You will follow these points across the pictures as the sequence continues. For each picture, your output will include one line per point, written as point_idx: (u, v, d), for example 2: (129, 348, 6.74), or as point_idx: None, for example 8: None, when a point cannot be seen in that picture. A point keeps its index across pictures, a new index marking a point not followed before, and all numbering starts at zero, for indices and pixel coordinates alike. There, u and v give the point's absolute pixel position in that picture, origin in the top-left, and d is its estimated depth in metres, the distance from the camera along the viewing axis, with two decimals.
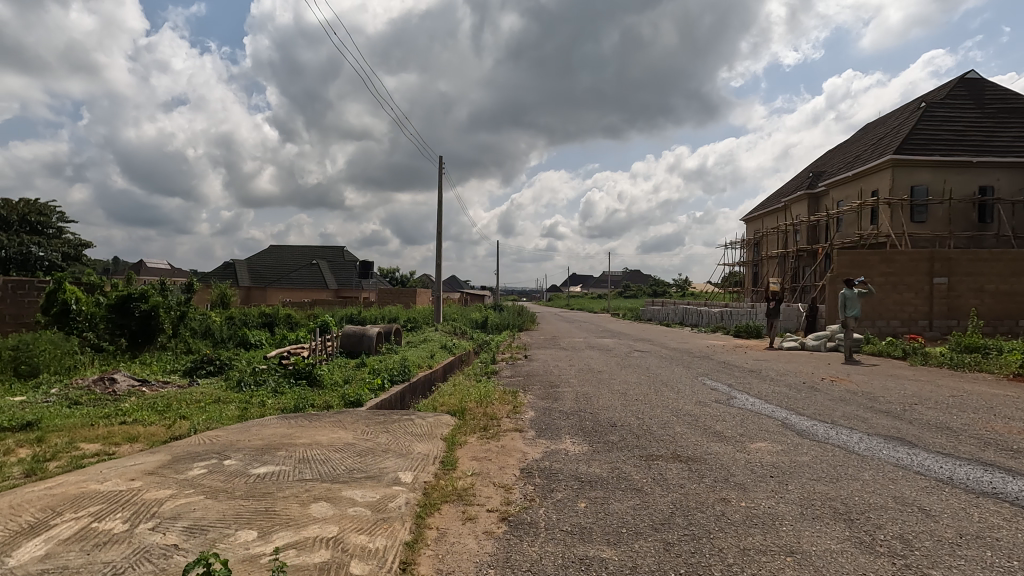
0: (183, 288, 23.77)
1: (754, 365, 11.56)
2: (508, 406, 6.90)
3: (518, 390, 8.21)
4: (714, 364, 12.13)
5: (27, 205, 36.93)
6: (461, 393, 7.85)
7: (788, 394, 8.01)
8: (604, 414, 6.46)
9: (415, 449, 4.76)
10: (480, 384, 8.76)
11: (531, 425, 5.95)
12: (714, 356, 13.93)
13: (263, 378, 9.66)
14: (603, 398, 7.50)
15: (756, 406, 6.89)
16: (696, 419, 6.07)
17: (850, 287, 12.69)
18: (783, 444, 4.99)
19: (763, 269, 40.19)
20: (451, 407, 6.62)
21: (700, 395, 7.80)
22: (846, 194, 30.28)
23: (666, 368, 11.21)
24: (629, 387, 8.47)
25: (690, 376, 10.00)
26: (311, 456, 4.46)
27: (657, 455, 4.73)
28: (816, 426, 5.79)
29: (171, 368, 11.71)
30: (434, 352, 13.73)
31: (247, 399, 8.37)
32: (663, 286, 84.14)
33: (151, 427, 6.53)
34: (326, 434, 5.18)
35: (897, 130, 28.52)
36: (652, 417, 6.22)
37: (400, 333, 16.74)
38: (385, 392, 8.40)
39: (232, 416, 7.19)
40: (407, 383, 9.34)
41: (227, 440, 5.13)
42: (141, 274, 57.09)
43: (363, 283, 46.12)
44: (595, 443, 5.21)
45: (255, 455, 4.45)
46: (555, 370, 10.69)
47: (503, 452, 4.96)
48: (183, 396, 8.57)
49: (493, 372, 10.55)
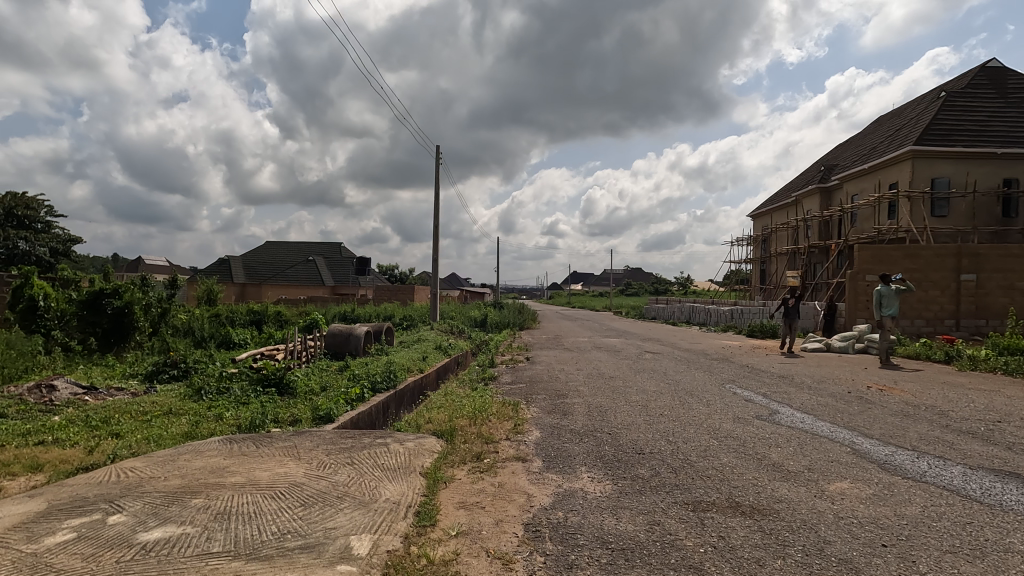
0: (167, 283, 22.47)
1: (786, 371, 10.28)
2: (508, 425, 5.70)
3: (519, 402, 6.98)
4: (739, 369, 10.87)
5: (14, 198, 35.72)
6: (452, 407, 6.61)
7: (839, 408, 6.78)
8: (627, 436, 5.24)
9: (382, 494, 3.53)
10: (476, 395, 7.51)
11: (537, 452, 4.74)
12: (734, 359, 12.69)
13: (228, 385, 8.39)
14: (621, 413, 6.28)
15: (809, 425, 5.67)
16: (743, 444, 4.85)
17: (886, 283, 11.36)
18: (873, 485, 3.77)
19: (772, 266, 38.92)
20: (438, 428, 5.39)
21: (735, 408, 6.58)
22: (862, 187, 28.99)
23: (687, 374, 9.97)
24: (650, 398, 7.24)
25: (716, 384, 8.76)
26: (236, 507, 3.24)
27: (709, 503, 3.52)
28: (898, 456, 4.56)
29: (134, 372, 10.44)
30: (427, 354, 12.53)
31: (203, 411, 7.12)
32: (666, 285, 82.82)
33: (68, 450, 5.29)
34: (269, 469, 3.96)
35: (916, 121, 27.25)
36: (687, 441, 5.00)
37: (391, 332, 15.52)
38: (364, 404, 7.17)
39: (176, 434, 5.95)
40: (391, 392, 8.12)
41: (137, 477, 3.89)
42: (136, 271, 56.04)
43: (360, 280, 44.82)
44: (622, 482, 4.00)
45: (156, 507, 3.23)
46: (560, 377, 9.43)
47: (501, 496, 3.74)
48: (129, 408, 7.33)
49: (491, 379, 9.31)
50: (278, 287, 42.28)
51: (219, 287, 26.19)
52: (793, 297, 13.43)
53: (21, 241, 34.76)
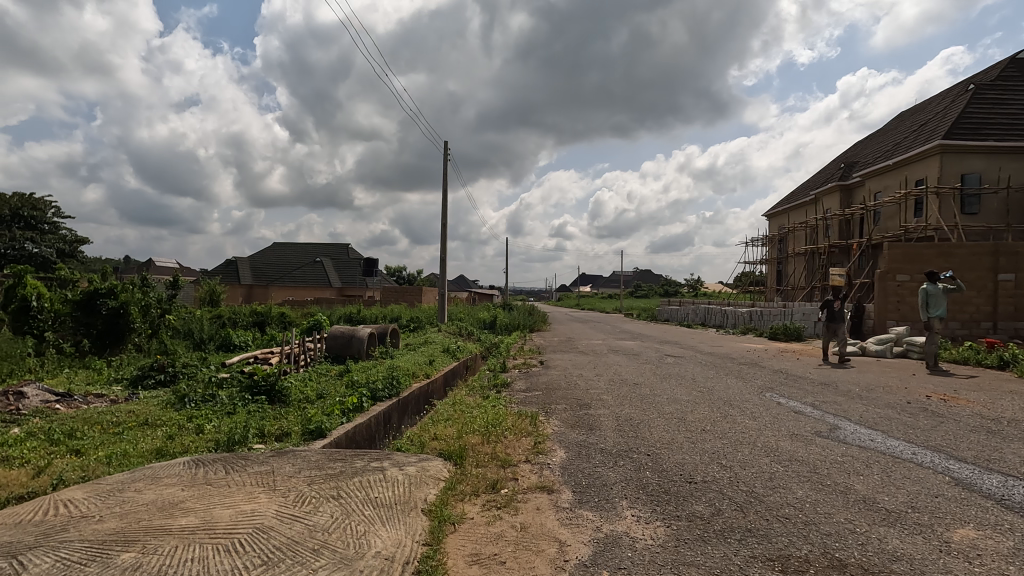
0: (168, 284, 21.85)
1: (828, 378, 9.35)
2: (527, 443, 4.86)
3: (537, 414, 6.13)
4: (774, 375, 9.95)
5: (21, 199, 35.40)
6: (461, 420, 5.77)
7: (905, 422, 5.90)
8: (670, 458, 4.40)
9: (373, 546, 2.70)
10: (487, 406, 6.65)
11: (566, 481, 3.91)
12: (764, 364, 11.81)
13: (215, 392, 7.61)
14: (656, 428, 5.44)
15: (882, 445, 4.79)
16: (815, 470, 3.99)
17: (932, 281, 10.35)
18: (1011, 535, 2.89)
19: (789, 267, 37.81)
20: (444, 447, 4.58)
21: (787, 422, 5.71)
22: (885, 184, 27.91)
23: (719, 381, 9.09)
24: (684, 409, 6.39)
25: (753, 392, 7.87)
26: (175, 568, 2.42)
27: (803, 560, 2.66)
28: (1014, 489, 3.67)
29: (119, 377, 9.69)
30: (434, 358, 11.75)
31: (183, 423, 6.33)
32: (676, 287, 81.73)
33: (14, 472, 4.51)
34: (234, 508, 3.13)
35: (943, 115, 26.16)
36: (746, 466, 4.14)
37: (396, 334, 14.75)
38: (362, 414, 6.37)
39: (146, 451, 5.17)
40: (393, 401, 7.32)
41: (67, 516, 3.08)
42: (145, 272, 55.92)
43: (367, 281, 44.19)
44: (677, 524, 3.16)
45: (69, 567, 2.42)
46: (579, 384, 8.56)
47: (525, 545, 2.92)
48: (102, 418, 6.54)
49: (504, 386, 8.46)
50: (285, 289, 41.79)
51: (222, 288, 25.54)
52: (835, 298, 12.08)
53: (28, 242, 34.52)
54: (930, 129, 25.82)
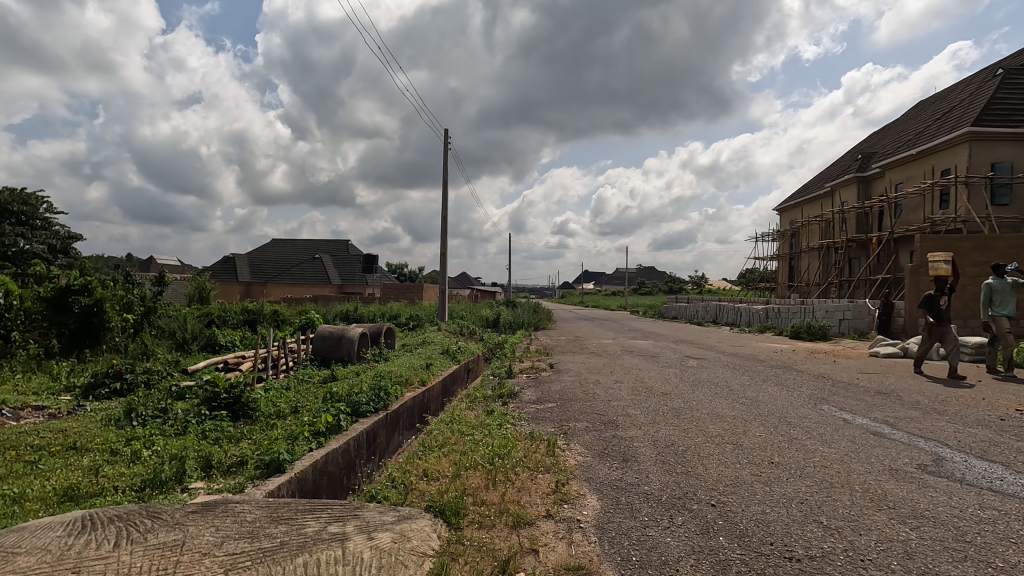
0: (154, 280, 20.62)
1: (883, 385, 8.15)
2: (545, 486, 3.68)
3: (554, 437, 4.96)
4: (818, 381, 8.75)
5: (11, 193, 34.13)
6: (459, 447, 4.59)
7: (1019, 449, 4.68)
8: (745, 513, 3.19)
9: None
10: (491, 424, 5.47)
11: (608, 556, 2.71)
12: (799, 367, 10.68)
13: (168, 406, 6.42)
14: (711, 459, 4.24)
15: (1022, 488, 3.58)
16: (966, 540, 2.78)
17: (998, 275, 8.88)
18: None
19: (802, 262, 36.61)
20: (435, 496, 3.38)
21: (873, 450, 4.51)
22: (907, 175, 26.63)
23: (759, 388, 7.89)
24: (734, 430, 5.19)
25: (805, 404, 6.67)
26: None
27: None
28: None
29: (71, 385, 8.45)
30: (433, 360, 10.65)
31: (116, 447, 5.13)
32: (680, 283, 80.62)
33: None
34: None
35: (970, 102, 24.85)
36: (859, 529, 2.92)
37: (392, 334, 13.53)
38: (335, 438, 5.17)
39: (53, 492, 3.99)
40: (381, 415, 6.18)
41: None
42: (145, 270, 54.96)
43: (367, 278, 43.01)
44: None
45: None
46: (597, 393, 7.36)
47: None
48: (21, 441, 5.33)
49: (511, 396, 7.27)
50: (283, 286, 40.71)
51: (212, 285, 24.25)
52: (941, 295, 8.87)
53: (18, 238, 33.33)
54: (957, 117, 24.52)
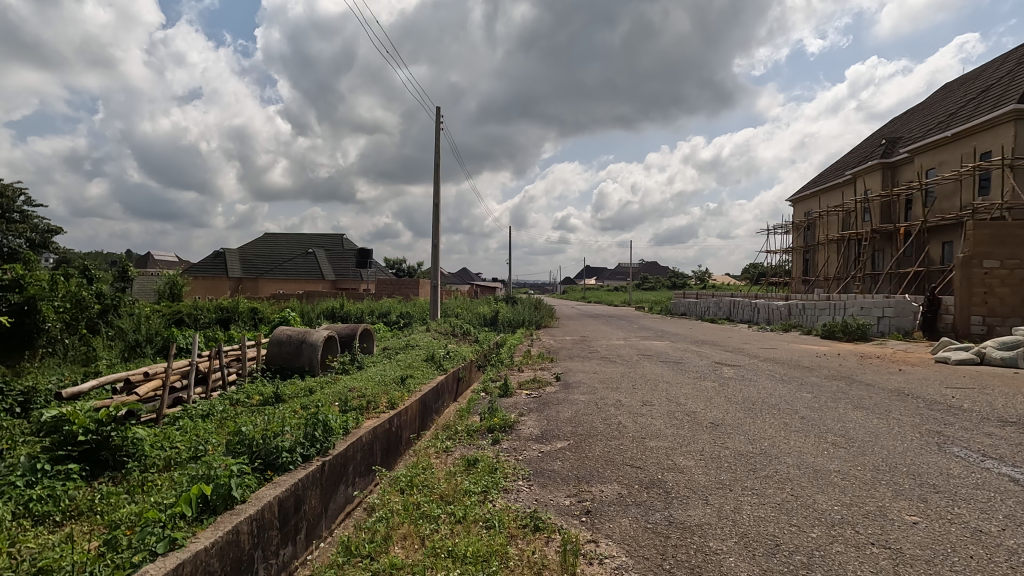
0: (117, 276, 18.52)
1: (1000, 410, 6.12)
2: None
3: (570, 531, 2.96)
4: (904, 402, 6.71)
5: None
6: (407, 565, 2.60)
7: None
8: None
9: None
10: (471, 495, 3.46)
11: None
12: (862, 379, 8.66)
13: (4, 451, 4.39)
14: None
15: None
16: None
17: None
18: None
19: (820, 255, 34.57)
20: None
21: None
22: (939, 159, 24.59)
23: (838, 415, 5.90)
24: (863, 512, 3.18)
25: (922, 445, 4.67)
26: None
27: None
28: None
29: None
30: (410, 369, 8.67)
31: None
32: (684, 279, 78.56)
33: None
34: None
35: (1010, 78, 22.81)
36: None
37: (370, 336, 11.49)
38: (209, 526, 3.17)
39: None
40: (306, 467, 4.17)
41: None
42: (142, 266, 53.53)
43: (362, 273, 40.91)
44: None
45: None
46: (623, 425, 5.36)
47: None
48: None
49: (504, 429, 5.29)
50: (275, 282, 38.60)
51: (185, 281, 22.14)
52: None
53: None
54: (997, 94, 22.47)
